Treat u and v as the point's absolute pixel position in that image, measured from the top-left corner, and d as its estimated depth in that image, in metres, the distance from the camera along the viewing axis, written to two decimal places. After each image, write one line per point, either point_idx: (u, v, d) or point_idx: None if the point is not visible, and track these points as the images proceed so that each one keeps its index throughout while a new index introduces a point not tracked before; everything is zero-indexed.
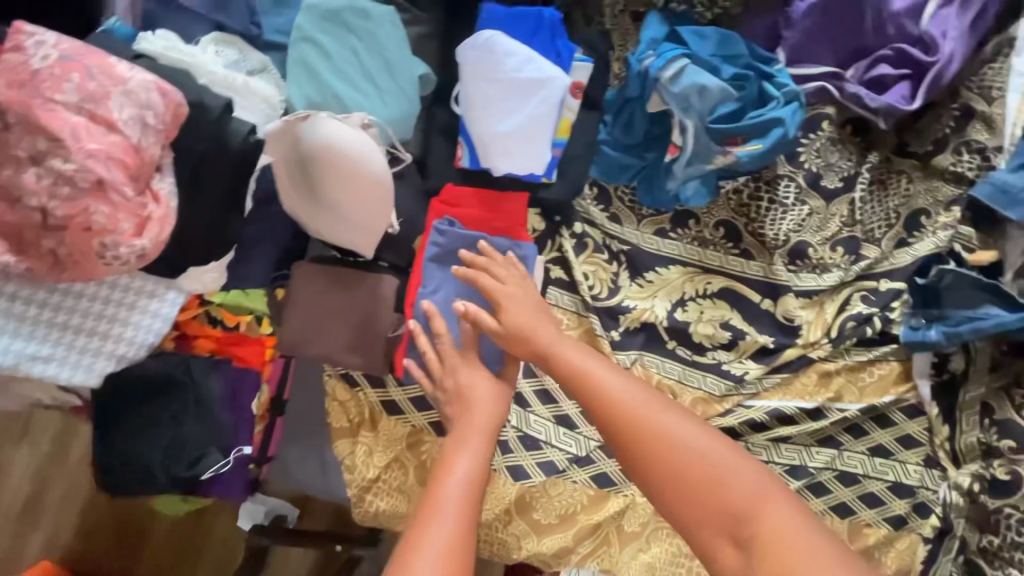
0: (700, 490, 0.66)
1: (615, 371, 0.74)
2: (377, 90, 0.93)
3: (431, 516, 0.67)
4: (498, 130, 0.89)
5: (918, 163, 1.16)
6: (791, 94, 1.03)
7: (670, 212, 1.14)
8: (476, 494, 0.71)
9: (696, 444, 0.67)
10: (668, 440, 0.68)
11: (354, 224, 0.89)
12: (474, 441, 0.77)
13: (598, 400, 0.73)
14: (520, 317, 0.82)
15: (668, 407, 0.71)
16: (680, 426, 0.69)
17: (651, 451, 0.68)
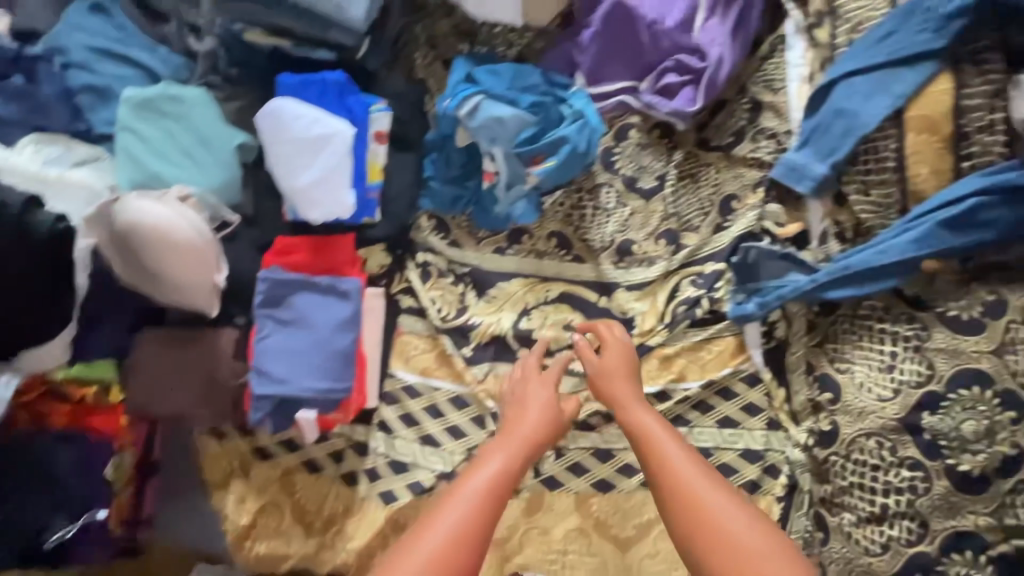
0: (727, 551, 0.80)
1: (675, 443, 0.91)
2: (196, 164, 1.02)
3: (441, 519, 0.80)
4: (301, 183, 0.98)
5: (722, 154, 1.27)
6: (578, 112, 1.16)
7: (505, 230, 1.24)
8: (491, 498, 0.83)
9: (748, 516, 0.82)
10: (719, 508, 0.83)
11: (185, 287, 0.98)
12: (504, 448, 0.91)
13: (661, 458, 0.89)
14: (614, 370, 1.04)
15: (725, 486, 0.86)
16: (739, 503, 0.84)
17: (717, 509, 0.83)
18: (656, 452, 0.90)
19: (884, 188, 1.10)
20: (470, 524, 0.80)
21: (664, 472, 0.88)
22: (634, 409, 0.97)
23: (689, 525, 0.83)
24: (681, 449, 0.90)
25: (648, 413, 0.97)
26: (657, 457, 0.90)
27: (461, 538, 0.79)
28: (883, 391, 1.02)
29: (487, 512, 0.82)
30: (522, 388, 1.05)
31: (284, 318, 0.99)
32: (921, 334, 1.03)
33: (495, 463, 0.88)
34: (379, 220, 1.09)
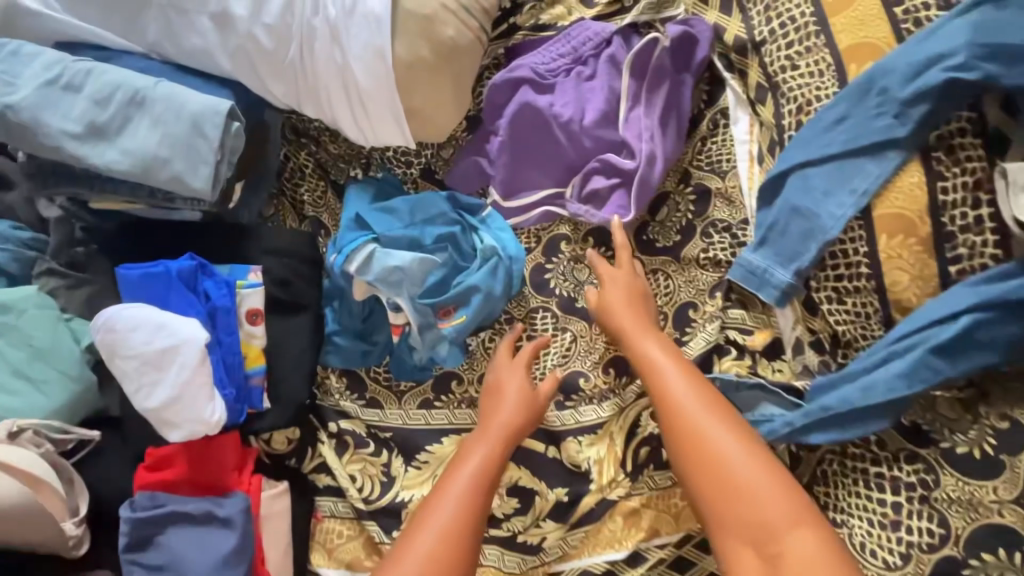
0: (717, 474, 0.79)
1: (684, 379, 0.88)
2: (34, 384, 0.86)
3: (444, 506, 0.82)
4: (150, 407, 0.80)
5: (670, 257, 1.12)
6: (490, 247, 1.00)
7: (429, 378, 1.07)
8: (476, 492, 0.84)
9: (732, 431, 0.82)
10: (705, 424, 0.83)
11: (17, 545, 0.79)
12: (481, 446, 0.90)
13: (667, 394, 0.87)
14: (616, 296, 0.99)
15: (717, 400, 0.86)
16: (729, 423, 0.83)
17: (701, 419, 0.83)
18: (660, 388, 0.88)
19: (861, 296, 0.92)
20: (457, 529, 0.80)
21: (666, 392, 0.87)
22: (648, 337, 0.94)
23: (688, 451, 0.82)
24: (678, 370, 0.89)
25: (656, 343, 0.92)
26: (661, 386, 0.88)
27: (463, 517, 0.81)
28: (889, 556, 0.84)
29: (471, 518, 0.81)
30: (501, 377, 0.99)
31: (153, 563, 0.82)
32: (927, 482, 0.85)
33: (476, 463, 0.87)
34: (267, 409, 0.93)
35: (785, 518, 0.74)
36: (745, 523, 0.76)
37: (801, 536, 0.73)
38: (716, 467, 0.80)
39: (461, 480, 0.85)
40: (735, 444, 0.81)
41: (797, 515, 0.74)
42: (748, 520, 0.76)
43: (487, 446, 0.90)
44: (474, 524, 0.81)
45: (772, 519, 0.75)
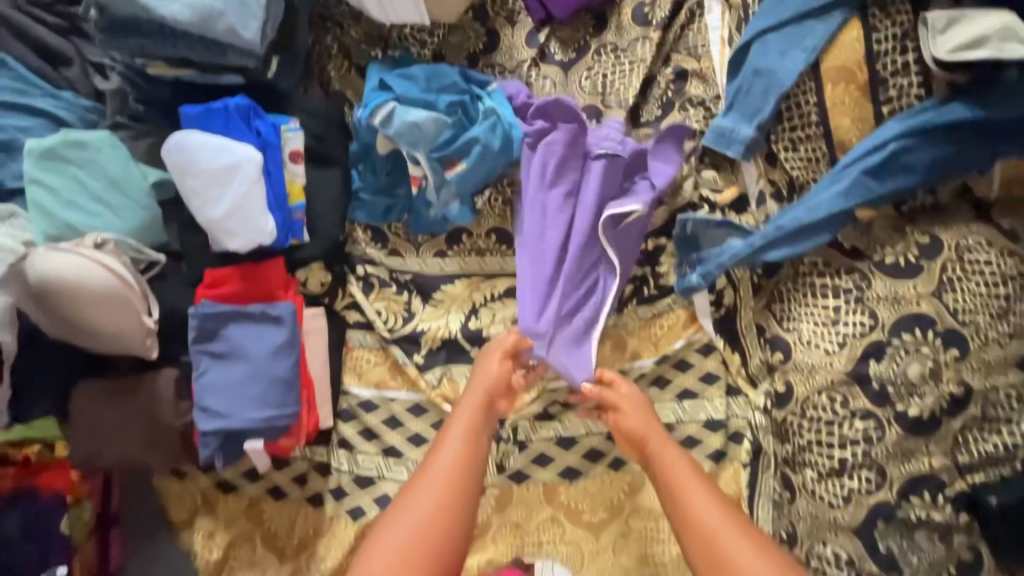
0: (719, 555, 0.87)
1: (704, 491, 0.92)
2: (111, 209, 1.00)
3: (418, 499, 0.90)
4: (213, 216, 0.95)
5: (653, 130, 1.25)
6: (492, 109, 1.14)
7: (443, 233, 1.22)
8: (459, 482, 0.92)
9: (744, 524, 0.88)
10: (714, 515, 0.90)
11: (112, 335, 0.96)
12: (458, 425, 0.99)
13: (674, 476, 0.95)
14: (629, 417, 1.03)
15: (727, 499, 0.92)
16: (735, 512, 0.90)
17: (707, 503, 0.91)
18: (671, 474, 0.96)
19: (811, 142, 1.09)
20: (442, 512, 0.89)
21: (678, 482, 0.94)
22: (664, 443, 0.99)
23: (698, 537, 0.89)
24: (694, 470, 0.95)
25: (674, 448, 0.99)
26: (673, 479, 0.95)
27: (437, 520, 0.89)
28: (829, 345, 1.02)
29: (455, 491, 0.91)
30: (480, 365, 1.06)
31: (219, 351, 0.98)
32: (861, 285, 1.03)
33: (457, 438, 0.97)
34: (307, 241, 1.08)
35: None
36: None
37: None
38: (717, 539, 0.88)
39: (444, 459, 0.94)
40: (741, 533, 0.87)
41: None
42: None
43: (462, 426, 0.98)
44: (450, 531, 0.89)
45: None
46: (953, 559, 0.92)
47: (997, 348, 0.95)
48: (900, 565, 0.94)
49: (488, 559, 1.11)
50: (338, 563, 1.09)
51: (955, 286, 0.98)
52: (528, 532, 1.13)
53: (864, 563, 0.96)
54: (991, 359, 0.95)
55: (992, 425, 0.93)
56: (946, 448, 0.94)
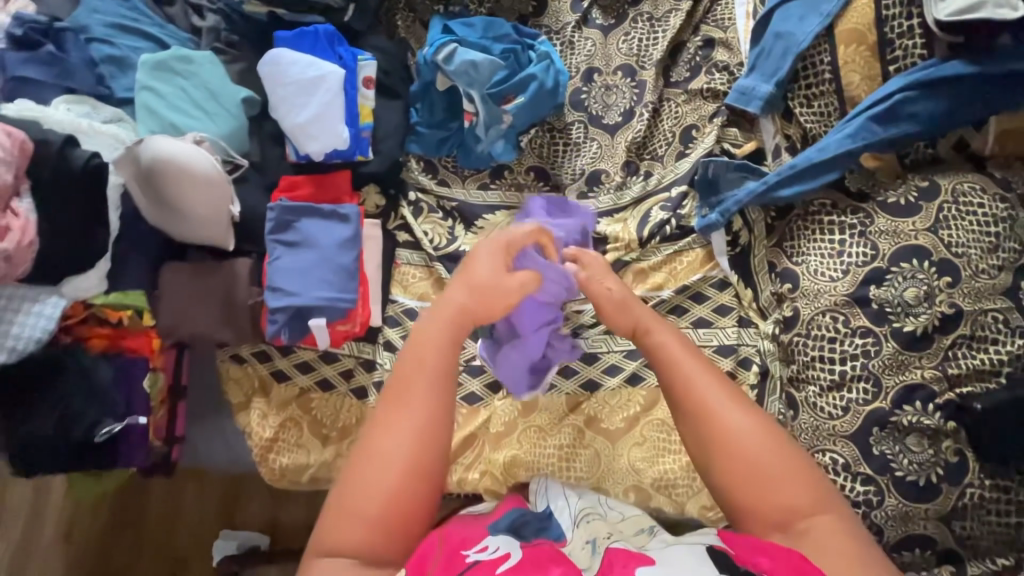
0: (729, 454, 0.80)
1: (733, 405, 0.83)
2: (208, 115, 1.16)
3: (399, 409, 0.79)
4: (299, 121, 1.14)
5: (681, 90, 1.39)
6: (545, 53, 1.30)
7: (488, 168, 1.35)
8: (431, 404, 0.79)
9: (743, 409, 0.82)
10: (741, 434, 0.80)
11: (204, 219, 1.11)
12: (434, 332, 0.83)
13: (673, 362, 0.87)
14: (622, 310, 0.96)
15: (731, 388, 0.85)
16: (738, 401, 0.83)
17: (708, 396, 0.83)
18: (670, 362, 0.87)
19: (825, 98, 1.23)
20: (419, 427, 0.78)
21: (676, 375, 0.86)
22: (657, 328, 0.91)
23: (709, 445, 0.81)
24: (691, 357, 0.87)
25: (666, 326, 0.91)
26: (674, 366, 0.86)
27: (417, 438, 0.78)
28: (834, 272, 1.13)
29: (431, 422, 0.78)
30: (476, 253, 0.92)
31: (291, 241, 1.11)
32: (865, 221, 1.14)
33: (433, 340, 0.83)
34: (371, 158, 1.22)
35: (804, 495, 0.78)
36: (765, 503, 0.78)
37: (833, 508, 0.78)
38: (725, 433, 0.81)
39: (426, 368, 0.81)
40: (750, 429, 0.81)
41: (813, 489, 0.79)
42: (771, 496, 0.78)
43: (441, 329, 0.83)
44: (438, 443, 0.79)
45: (796, 507, 0.77)
46: (940, 461, 1.01)
47: (986, 278, 1.06)
48: (891, 467, 1.03)
49: (511, 459, 1.20)
50: None
51: (950, 224, 1.09)
52: (549, 437, 1.22)
53: (859, 466, 1.05)
54: (980, 288, 1.06)
55: (979, 344, 1.05)
56: (936, 363, 1.04)
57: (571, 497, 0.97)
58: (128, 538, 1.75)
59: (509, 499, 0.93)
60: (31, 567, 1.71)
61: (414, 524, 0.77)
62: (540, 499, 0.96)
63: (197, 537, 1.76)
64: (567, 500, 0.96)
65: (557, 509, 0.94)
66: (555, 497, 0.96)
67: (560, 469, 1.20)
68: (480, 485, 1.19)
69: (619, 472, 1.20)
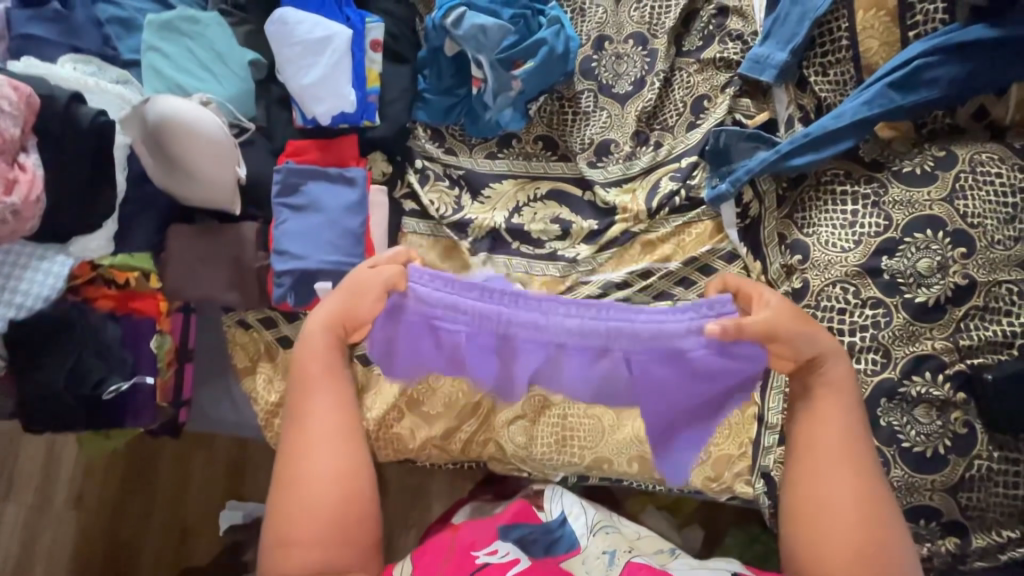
0: (823, 523, 0.79)
1: (848, 483, 0.79)
2: (215, 76, 1.15)
3: (313, 441, 0.81)
4: (304, 83, 1.13)
5: (693, 60, 1.36)
6: (555, 18, 1.28)
7: (495, 137, 1.34)
8: (343, 426, 0.82)
9: (866, 480, 0.80)
10: (841, 508, 0.78)
11: (208, 179, 1.10)
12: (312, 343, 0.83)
13: (824, 412, 0.82)
14: (796, 341, 0.81)
15: (868, 466, 0.81)
16: (868, 475, 0.80)
17: (836, 468, 0.80)
18: (824, 409, 0.82)
19: (841, 66, 1.21)
20: (338, 455, 0.81)
21: (812, 428, 0.83)
22: (831, 379, 0.83)
23: (805, 506, 0.80)
24: (848, 409, 0.82)
25: (843, 369, 0.84)
26: (812, 415, 0.83)
27: (341, 461, 0.80)
28: (845, 243, 1.11)
29: (351, 441, 0.82)
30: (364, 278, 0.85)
31: (297, 204, 1.11)
32: (879, 191, 1.12)
33: (324, 351, 0.83)
34: (379, 123, 1.21)
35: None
36: (845, 569, 0.76)
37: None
38: (829, 504, 0.79)
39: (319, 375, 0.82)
40: (858, 504, 0.78)
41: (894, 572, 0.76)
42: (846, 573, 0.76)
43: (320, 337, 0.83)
44: (355, 444, 0.83)
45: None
46: (948, 433, 1.01)
47: (1002, 248, 1.04)
48: (899, 438, 1.02)
49: (515, 427, 1.20)
50: (381, 415, 1.21)
51: (967, 193, 1.07)
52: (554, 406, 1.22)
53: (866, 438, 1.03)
54: (996, 258, 1.04)
55: (992, 316, 1.03)
56: (948, 334, 1.03)
57: (586, 506, 1.13)
58: (140, 504, 1.78)
59: (519, 505, 1.10)
60: (45, 531, 1.74)
61: (364, 533, 0.80)
62: (555, 503, 1.13)
63: (207, 505, 1.79)
64: (582, 507, 1.13)
65: (572, 514, 1.10)
66: (570, 503, 1.13)
67: (564, 438, 1.20)
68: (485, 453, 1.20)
69: (622, 442, 1.21)
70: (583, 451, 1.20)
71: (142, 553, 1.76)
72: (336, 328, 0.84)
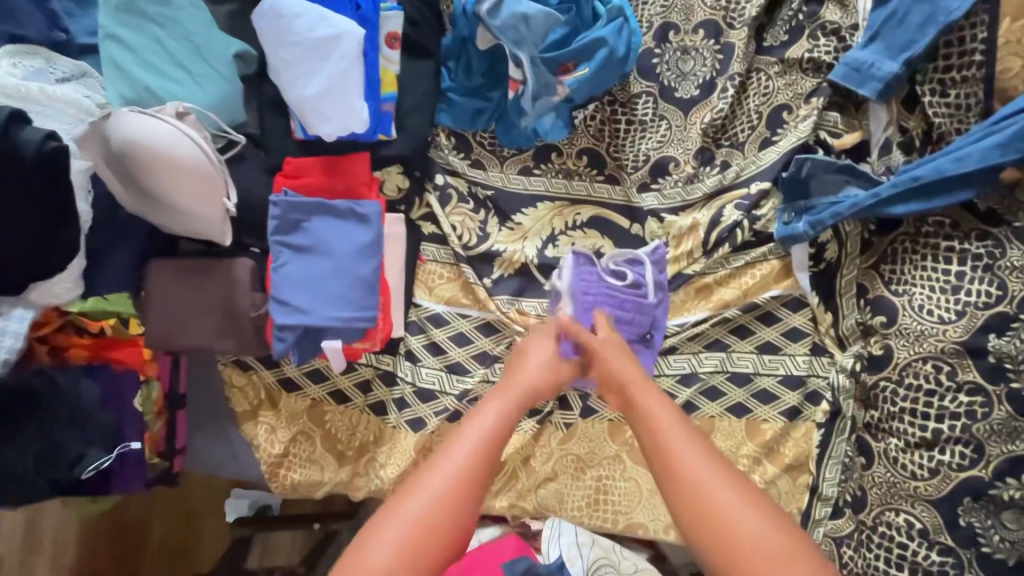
0: (726, 549, 0.58)
1: (737, 493, 0.60)
2: (192, 77, 0.93)
3: (398, 518, 0.59)
4: (306, 95, 0.91)
5: (775, 59, 1.12)
6: (617, 8, 1.03)
7: (531, 148, 1.13)
8: (463, 499, 0.61)
9: (744, 494, 0.60)
10: (728, 500, 0.59)
11: (193, 213, 0.91)
12: (489, 403, 0.69)
13: (655, 437, 0.65)
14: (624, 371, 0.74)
15: (732, 471, 0.62)
16: (744, 484, 0.61)
17: (718, 491, 0.60)
18: (649, 434, 0.65)
19: (967, 86, 0.97)
20: (438, 535, 0.60)
21: (671, 459, 0.62)
22: (648, 393, 0.70)
23: (699, 528, 0.59)
24: (686, 439, 0.64)
25: (658, 397, 0.69)
26: (659, 446, 0.64)
27: (430, 534, 0.59)
28: (944, 313, 0.95)
29: (453, 532, 0.60)
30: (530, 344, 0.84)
31: (298, 244, 0.93)
32: (994, 252, 0.93)
33: (494, 412, 0.67)
34: (395, 137, 1.01)
35: None
36: None
37: None
38: (710, 520, 0.59)
39: (474, 433, 0.64)
40: (743, 504, 0.59)
41: None
42: None
43: (506, 395, 0.70)
44: (467, 508, 0.61)
45: None
46: None
47: None
48: (979, 542, 0.91)
49: (545, 491, 1.09)
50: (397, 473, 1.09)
51: None
52: (588, 468, 1.10)
53: (939, 536, 0.94)
54: None
55: None
56: None
57: (584, 545, 1.09)
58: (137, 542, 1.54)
59: (512, 539, 1.03)
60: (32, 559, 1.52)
61: None
62: (552, 545, 1.09)
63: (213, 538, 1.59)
64: (579, 549, 1.08)
65: (570, 559, 1.07)
66: (568, 543, 1.09)
67: (596, 503, 1.09)
68: (508, 514, 1.10)
69: (661, 508, 1.09)
70: (616, 517, 1.09)
71: (143, 554, 1.54)
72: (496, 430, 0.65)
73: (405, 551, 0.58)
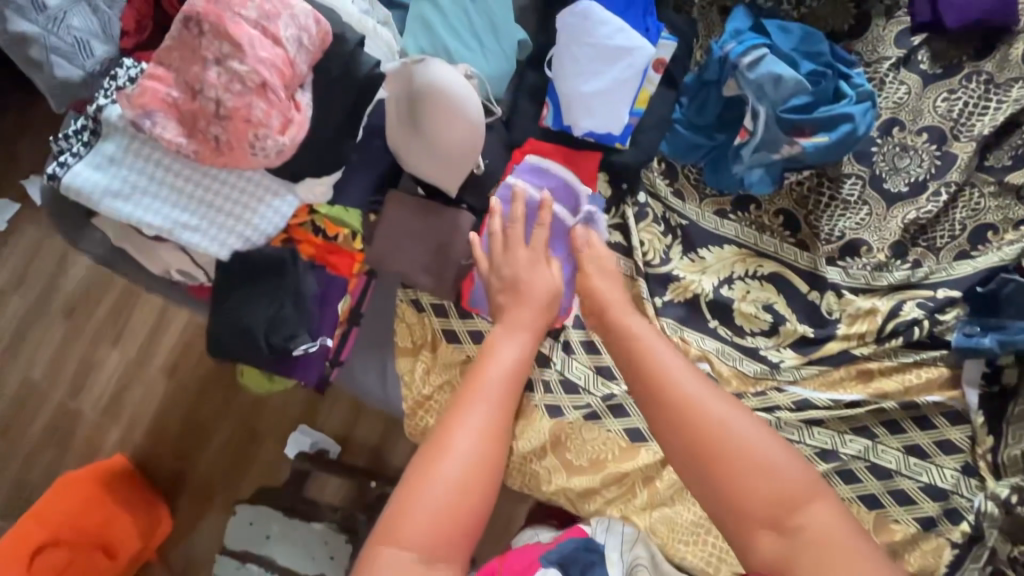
0: (740, 458, 0.70)
1: (739, 412, 0.73)
2: (482, 47, 1.06)
3: (445, 449, 0.70)
4: (582, 91, 1.07)
5: (993, 180, 1.15)
6: (867, 92, 1.10)
7: (732, 195, 1.19)
8: (490, 440, 0.72)
9: (737, 409, 0.74)
10: (732, 419, 0.72)
11: (442, 157, 1.02)
12: (508, 347, 0.82)
13: (638, 351, 0.80)
14: (611, 292, 0.93)
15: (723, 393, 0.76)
16: (735, 408, 0.74)
17: (706, 400, 0.74)
18: (634, 350, 0.80)
19: None
20: (484, 455, 0.71)
21: (646, 360, 0.79)
22: (630, 313, 0.88)
23: (686, 441, 0.72)
24: (664, 347, 0.80)
25: (639, 319, 0.87)
26: (641, 355, 0.79)
27: (475, 479, 0.70)
28: None
29: (487, 472, 0.71)
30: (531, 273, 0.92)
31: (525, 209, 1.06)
32: None
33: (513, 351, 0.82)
34: (626, 148, 1.14)
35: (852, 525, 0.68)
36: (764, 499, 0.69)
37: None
38: (711, 440, 0.71)
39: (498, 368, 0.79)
40: (728, 413, 0.73)
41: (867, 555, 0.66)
42: (777, 491, 0.69)
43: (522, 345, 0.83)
44: (501, 446, 0.73)
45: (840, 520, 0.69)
46: None
47: None
48: None
49: (658, 515, 1.11)
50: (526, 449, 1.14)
51: None
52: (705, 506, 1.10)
53: None
54: None
55: None
56: None
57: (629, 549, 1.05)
58: (200, 441, 1.52)
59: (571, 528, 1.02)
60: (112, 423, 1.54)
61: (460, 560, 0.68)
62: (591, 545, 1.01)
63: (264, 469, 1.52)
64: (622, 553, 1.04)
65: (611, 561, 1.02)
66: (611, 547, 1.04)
67: (705, 542, 1.09)
68: None
69: None
70: (720, 564, 1.08)
71: (200, 459, 1.52)
72: (512, 381, 0.78)
73: (467, 477, 0.69)
